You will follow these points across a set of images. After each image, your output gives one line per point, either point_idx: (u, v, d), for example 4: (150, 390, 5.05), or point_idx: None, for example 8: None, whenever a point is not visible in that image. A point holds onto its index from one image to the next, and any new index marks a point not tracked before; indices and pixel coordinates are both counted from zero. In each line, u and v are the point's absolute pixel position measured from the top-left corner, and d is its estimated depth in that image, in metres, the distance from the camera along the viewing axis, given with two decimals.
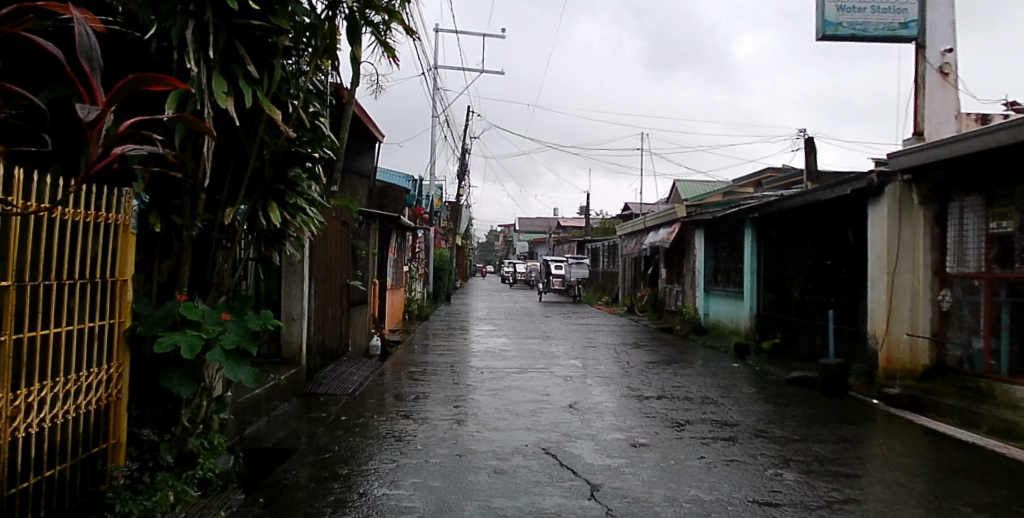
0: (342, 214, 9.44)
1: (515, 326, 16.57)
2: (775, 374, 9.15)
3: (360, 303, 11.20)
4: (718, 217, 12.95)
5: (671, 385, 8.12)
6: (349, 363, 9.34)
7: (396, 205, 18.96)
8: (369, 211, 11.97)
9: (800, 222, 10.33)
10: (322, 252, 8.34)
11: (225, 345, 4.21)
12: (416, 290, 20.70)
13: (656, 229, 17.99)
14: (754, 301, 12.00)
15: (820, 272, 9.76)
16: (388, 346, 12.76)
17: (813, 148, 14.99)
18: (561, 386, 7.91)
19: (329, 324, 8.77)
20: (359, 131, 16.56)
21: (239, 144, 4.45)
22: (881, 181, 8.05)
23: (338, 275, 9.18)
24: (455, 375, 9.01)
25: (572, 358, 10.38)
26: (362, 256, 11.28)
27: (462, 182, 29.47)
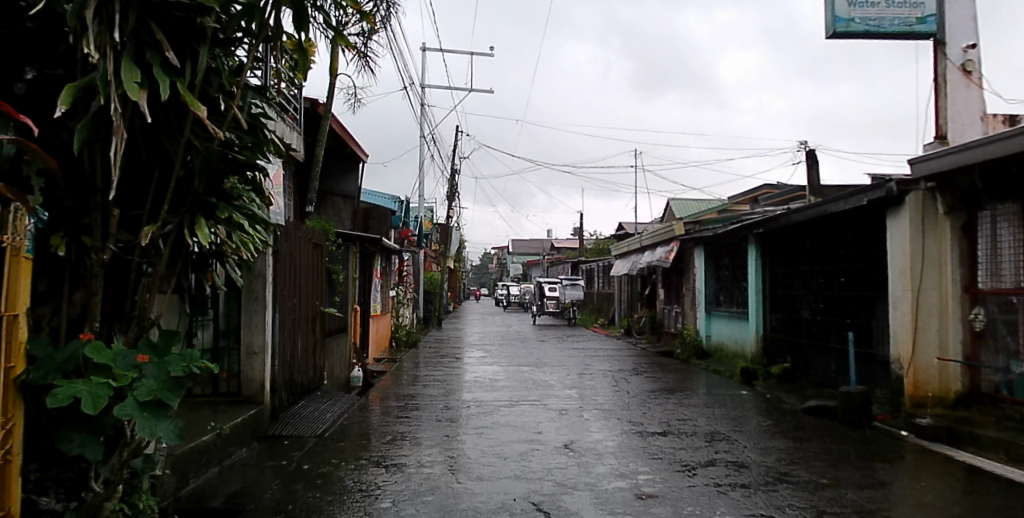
0: (313, 236, 8.69)
1: (507, 352, 15.78)
2: (789, 403, 8.38)
3: (338, 332, 10.40)
4: (718, 234, 12.28)
5: (678, 418, 7.33)
6: (324, 399, 8.51)
7: (381, 227, 18.32)
8: (347, 234, 11.24)
9: (809, 237, 9.65)
10: (289, 277, 7.57)
11: (139, 396, 3.40)
12: (405, 315, 19.91)
13: (653, 248, 17.32)
14: (761, 323, 11.27)
15: (834, 290, 9.05)
16: (372, 377, 11.94)
17: (815, 161, 14.41)
18: (555, 422, 7.12)
19: (300, 356, 7.96)
20: (341, 150, 15.90)
21: (163, 149, 3.75)
22: (902, 190, 7.37)
23: (310, 302, 8.41)
24: (439, 410, 8.20)
25: (568, 388, 9.59)
26: (340, 281, 10.52)
27: (452, 204, 28.85)
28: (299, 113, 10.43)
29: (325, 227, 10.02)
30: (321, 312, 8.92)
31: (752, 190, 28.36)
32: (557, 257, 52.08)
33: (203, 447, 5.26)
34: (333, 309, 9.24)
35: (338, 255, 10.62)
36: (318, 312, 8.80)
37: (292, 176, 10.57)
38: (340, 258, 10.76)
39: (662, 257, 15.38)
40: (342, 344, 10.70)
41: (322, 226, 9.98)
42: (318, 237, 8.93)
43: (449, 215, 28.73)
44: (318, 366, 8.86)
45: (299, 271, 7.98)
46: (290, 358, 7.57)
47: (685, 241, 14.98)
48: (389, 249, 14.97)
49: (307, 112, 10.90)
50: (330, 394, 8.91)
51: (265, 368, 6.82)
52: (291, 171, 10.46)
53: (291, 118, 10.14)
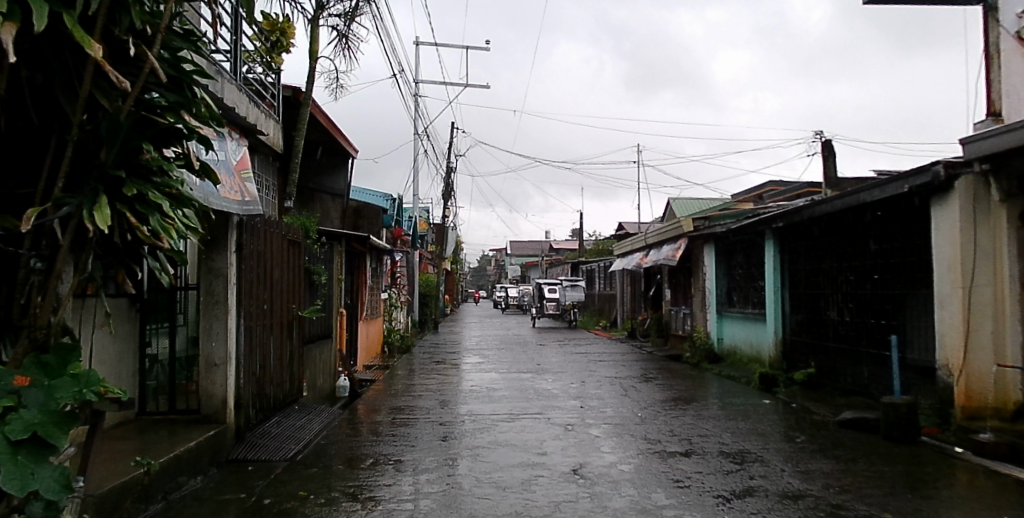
0: (289, 232, 7.83)
1: (506, 357, 14.91)
2: (821, 415, 7.51)
3: (320, 340, 9.51)
4: (731, 229, 11.46)
5: (699, 435, 6.46)
6: (302, 413, 7.63)
7: (372, 226, 17.45)
8: (331, 231, 10.42)
9: (835, 231, 8.82)
10: (257, 278, 6.71)
11: (12, 435, 2.50)
12: (398, 319, 19.03)
13: (657, 247, 16.49)
14: (780, 325, 10.41)
15: (866, 289, 8.23)
16: (359, 386, 11.05)
17: (831, 153, 13.61)
18: (561, 440, 6.25)
19: (274, 366, 7.09)
20: (328, 144, 15.06)
21: (58, 108, 2.91)
22: (949, 174, 6.50)
23: (286, 305, 7.57)
24: (430, 426, 7.33)
25: (572, 398, 8.72)
26: (323, 284, 9.66)
27: (448, 203, 27.97)
28: (277, 101, 9.77)
29: (305, 223, 9.21)
30: (298, 317, 8.04)
31: (756, 187, 27.60)
32: (556, 258, 51.27)
33: (140, 480, 4.38)
34: (314, 313, 8.36)
35: (321, 255, 9.77)
36: (295, 317, 7.93)
37: (269, 169, 9.86)
38: (323, 258, 9.90)
39: (668, 255, 14.51)
40: (325, 352, 9.79)
41: (303, 222, 9.14)
42: (295, 234, 8.08)
43: (445, 215, 27.85)
44: (297, 377, 7.98)
45: (271, 271, 7.13)
46: (261, 369, 6.70)
47: (693, 238, 14.15)
48: (379, 248, 14.10)
49: (287, 100, 10.14)
50: (311, 408, 8.02)
51: (231, 383, 5.99)
52: (267, 163, 9.74)
53: (268, 106, 9.44)
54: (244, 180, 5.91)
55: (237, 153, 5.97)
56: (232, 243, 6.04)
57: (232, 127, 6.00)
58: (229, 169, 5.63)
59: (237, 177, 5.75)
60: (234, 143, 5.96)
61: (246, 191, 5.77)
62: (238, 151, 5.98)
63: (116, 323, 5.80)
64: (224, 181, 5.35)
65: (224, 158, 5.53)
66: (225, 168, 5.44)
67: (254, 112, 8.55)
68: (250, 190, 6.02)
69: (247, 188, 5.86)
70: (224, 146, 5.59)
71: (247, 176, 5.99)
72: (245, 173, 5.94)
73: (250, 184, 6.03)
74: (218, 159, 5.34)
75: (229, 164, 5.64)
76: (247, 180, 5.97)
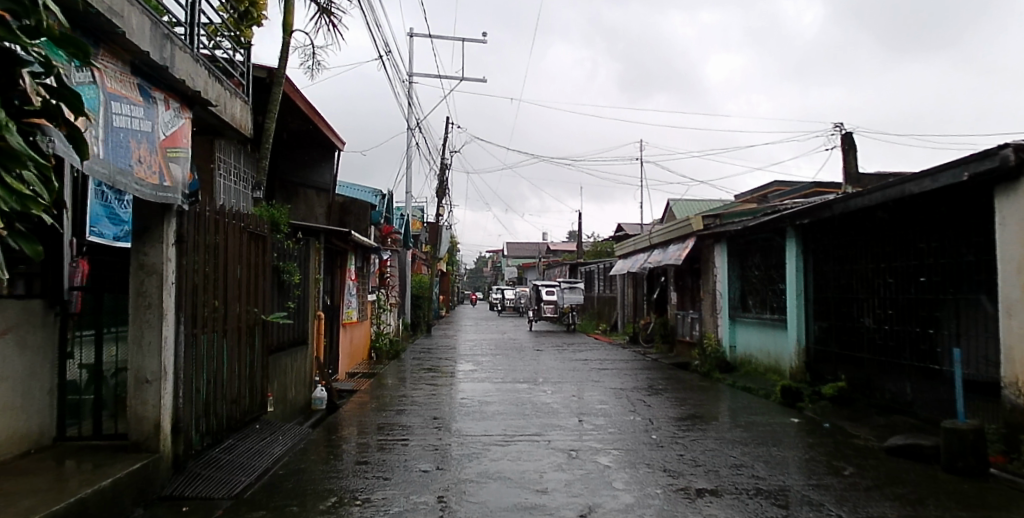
0: (251, 225, 6.81)
1: (502, 364, 13.94)
2: (864, 440, 6.49)
3: (291, 347, 8.47)
4: (747, 227, 10.49)
5: (728, 466, 5.45)
6: (264, 434, 6.62)
7: (359, 224, 16.47)
8: (306, 225, 9.41)
9: (872, 228, 7.85)
10: (205, 278, 5.68)
11: None
12: (387, 323, 17.96)
13: (662, 247, 15.52)
14: (804, 332, 9.40)
15: (910, 293, 7.26)
16: (338, 398, 10.06)
17: (852, 146, 12.66)
18: (564, 473, 5.23)
19: (227, 382, 6.06)
20: (311, 134, 14.06)
21: None
22: (1021, 159, 5.51)
23: (246, 309, 6.55)
24: (411, 450, 6.32)
25: (575, 415, 7.69)
26: (296, 284, 8.66)
27: (441, 202, 26.93)
28: (246, 80, 8.83)
29: (276, 217, 8.19)
30: (262, 322, 7.02)
31: (761, 187, 26.65)
32: (553, 260, 50.34)
33: None
34: (280, 317, 7.33)
35: (295, 253, 8.75)
36: (257, 322, 6.90)
37: (230, 152, 9.25)
38: (297, 255, 8.87)
39: (675, 255, 13.51)
40: (297, 361, 8.75)
41: (272, 214, 8.11)
42: (259, 227, 7.07)
43: (439, 213, 26.78)
44: (259, 392, 6.94)
45: (226, 269, 6.10)
46: (210, 387, 5.67)
47: (702, 238, 13.15)
48: (365, 246, 13.05)
49: (259, 81, 9.19)
50: (275, 428, 6.96)
51: (167, 405, 4.97)
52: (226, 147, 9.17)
53: (235, 85, 8.51)
54: (170, 159, 4.96)
55: (171, 126, 5.03)
56: (169, 235, 5.02)
57: (171, 95, 5.05)
58: (152, 143, 4.70)
59: (160, 154, 4.81)
60: (170, 114, 5.02)
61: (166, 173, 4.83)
62: (172, 124, 5.05)
63: (27, 331, 4.78)
64: (138, 158, 4.43)
65: (148, 130, 4.61)
66: (145, 142, 4.53)
67: (216, 89, 7.61)
68: (175, 172, 5.06)
69: (171, 169, 4.92)
70: (150, 115, 4.67)
71: (177, 156, 5.06)
72: (174, 151, 5.00)
73: (177, 164, 5.07)
74: (136, 129, 4.42)
75: (154, 136, 4.71)
76: (175, 160, 5.02)
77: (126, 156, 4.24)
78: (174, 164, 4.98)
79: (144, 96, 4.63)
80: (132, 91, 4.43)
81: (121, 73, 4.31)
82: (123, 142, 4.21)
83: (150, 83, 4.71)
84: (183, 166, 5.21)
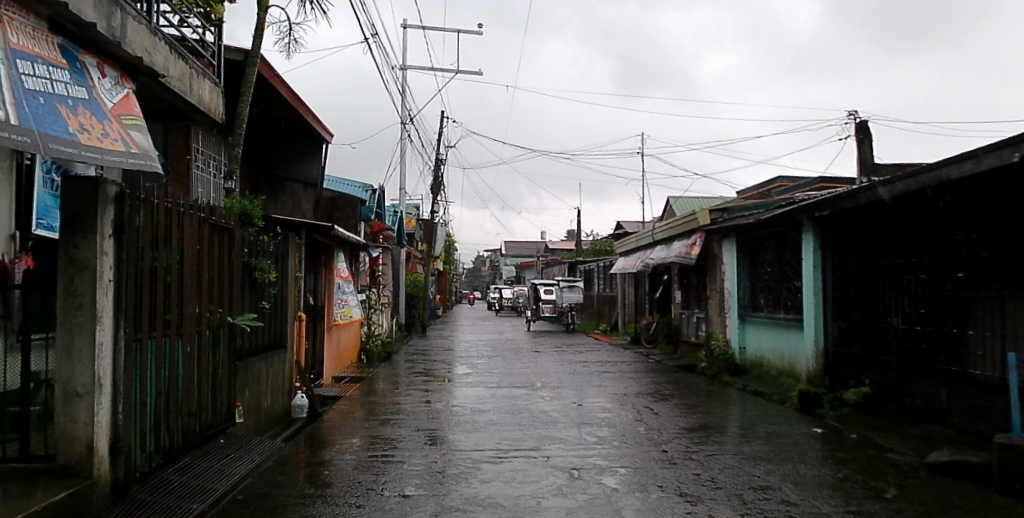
0: (215, 215, 6.12)
1: (498, 366, 13.26)
2: (899, 455, 5.81)
3: (264, 351, 7.79)
4: (759, 221, 9.80)
5: (753, 488, 4.77)
6: (229, 449, 5.93)
7: (349, 220, 15.76)
8: (285, 219, 8.73)
9: (901, 219, 7.17)
10: (153, 274, 4.98)
11: None
12: (379, 323, 17.24)
13: (665, 243, 14.86)
14: (822, 333, 8.71)
15: (945, 290, 6.58)
16: (322, 405, 9.37)
17: (867, 136, 12.00)
18: (565, 497, 4.54)
19: (182, 392, 5.36)
20: (297, 125, 13.37)
21: None
22: None
23: (207, 309, 5.85)
24: (393, 468, 5.62)
25: (577, 426, 7.01)
26: (271, 283, 7.96)
27: (437, 198, 26.20)
28: (217, 62, 8.15)
29: (249, 209, 7.50)
30: (227, 324, 6.33)
31: (765, 183, 26.04)
32: (552, 259, 49.66)
33: None
34: (250, 319, 6.65)
35: (271, 249, 8.08)
36: (222, 324, 6.21)
37: (205, 140, 9.66)
38: (274, 252, 8.18)
39: (680, 252, 12.83)
40: (273, 366, 8.08)
41: (244, 206, 7.42)
42: (225, 220, 6.38)
43: (434, 210, 26.06)
44: (224, 401, 6.25)
45: (181, 263, 5.41)
46: (160, 399, 4.97)
47: (709, 232, 12.47)
48: (354, 243, 12.37)
49: (232, 64, 8.51)
50: (243, 442, 6.27)
51: (104, 422, 4.27)
52: (201, 134, 9.60)
53: (204, 67, 7.84)
54: (128, 127, 4.24)
55: (117, 94, 4.35)
56: (106, 224, 4.32)
57: (107, 61, 4.39)
58: (98, 110, 4.02)
59: (114, 121, 4.10)
60: (111, 82, 4.36)
61: (130, 141, 4.16)
62: (117, 91, 4.39)
63: None
64: (77, 125, 3.69)
65: (86, 96, 3.95)
66: (81, 107, 3.82)
67: (180, 68, 6.98)
68: (139, 140, 4.30)
69: (133, 136, 4.25)
70: (82, 81, 4.00)
71: (136, 123, 4.37)
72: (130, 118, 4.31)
73: (140, 133, 4.37)
74: (64, 94, 3.74)
75: (96, 103, 4.03)
76: (135, 126, 4.33)
77: (64, 123, 3.58)
78: (135, 130, 4.30)
79: (69, 59, 3.97)
80: (52, 52, 3.78)
81: (33, 31, 3.67)
82: (49, 107, 3.54)
83: (74, 46, 4.08)
84: (145, 137, 4.53)
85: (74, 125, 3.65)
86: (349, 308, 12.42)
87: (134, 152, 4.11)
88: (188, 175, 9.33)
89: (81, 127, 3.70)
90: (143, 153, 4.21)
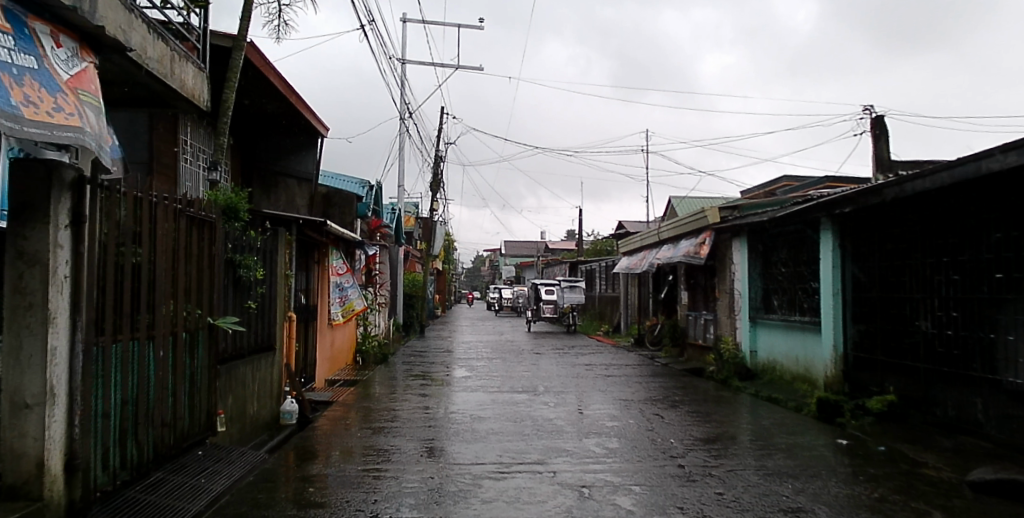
0: (194, 207, 5.65)
1: (498, 369, 12.79)
2: (936, 471, 5.33)
3: (249, 354, 7.33)
4: (773, 218, 9.33)
5: (783, 511, 4.29)
6: (205, 462, 5.46)
7: (345, 217, 15.28)
8: (274, 213, 8.28)
9: (931, 216, 6.69)
10: (119, 271, 4.51)
11: None
12: (376, 324, 16.76)
13: (671, 242, 14.40)
14: (841, 337, 8.21)
15: (981, 292, 6.10)
16: (312, 410, 8.89)
17: (883, 131, 11.53)
18: None
19: (152, 400, 4.89)
20: (291, 117, 12.89)
21: None
22: None
23: (183, 310, 5.38)
24: (385, 484, 5.14)
25: (584, 436, 6.52)
26: (257, 282, 7.49)
27: (436, 196, 25.72)
28: (202, 45, 7.69)
29: (234, 202, 7.04)
30: (207, 325, 5.87)
31: (770, 183, 25.58)
32: (553, 259, 49.20)
33: None
34: (232, 320, 6.18)
35: (258, 246, 7.61)
36: (200, 325, 5.75)
37: (192, 130, 9.24)
38: (261, 248, 7.71)
39: (688, 251, 12.34)
40: (259, 370, 7.62)
41: (228, 199, 6.95)
42: (206, 213, 5.91)
43: (433, 209, 25.58)
44: (201, 410, 5.79)
45: (153, 260, 4.93)
46: (126, 408, 4.49)
47: (718, 231, 12.00)
48: (349, 241, 11.90)
49: (219, 49, 8.05)
50: (221, 454, 5.79)
51: (57, 436, 3.78)
52: (189, 124, 9.18)
53: (187, 50, 7.38)
54: (83, 102, 3.78)
55: (72, 67, 3.90)
56: (61, 214, 3.86)
57: (62, 31, 3.93)
58: (49, 82, 3.54)
59: (69, 96, 3.64)
60: (65, 54, 3.89)
61: (86, 117, 3.69)
62: (72, 64, 3.92)
63: None
64: (23, 97, 3.20)
65: (34, 65, 3.47)
66: (28, 78, 3.34)
67: (159, 50, 6.50)
68: (93, 118, 3.84)
69: (89, 113, 3.77)
70: (31, 49, 3.52)
71: (92, 100, 3.90)
72: (87, 93, 3.86)
73: (96, 111, 3.91)
74: (7, 61, 3.25)
75: (47, 73, 3.56)
76: (92, 104, 3.87)
77: (7, 93, 3.09)
78: (92, 108, 3.83)
79: (15, 24, 3.50)
80: None
81: None
82: None
83: (22, 10, 3.60)
84: (103, 116, 4.07)
85: (18, 97, 3.16)
86: (352, 303, 12.00)
87: (89, 129, 3.64)
88: (175, 166, 8.90)
89: (26, 99, 3.21)
90: (96, 131, 3.76)
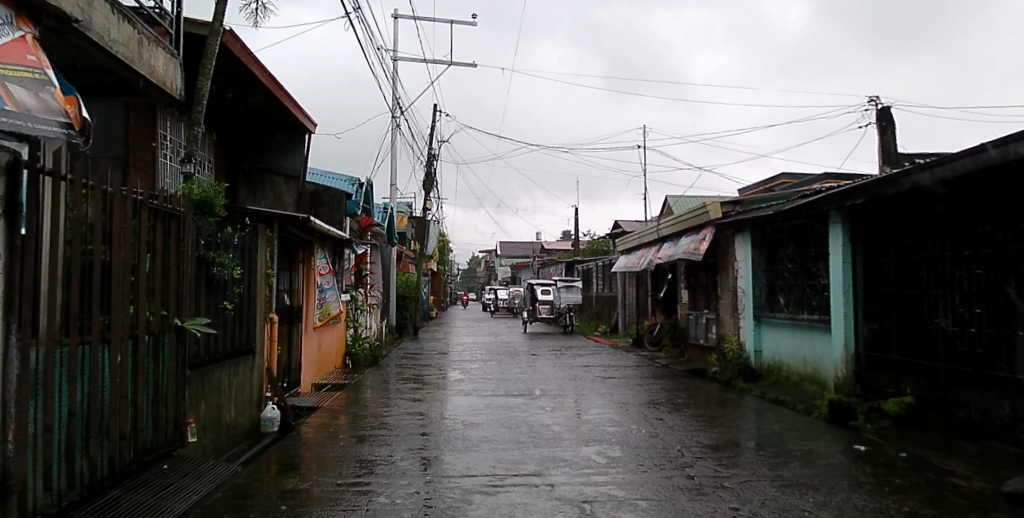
0: (157, 199, 5.19)
1: (493, 371, 12.34)
2: (966, 481, 4.90)
3: (224, 357, 6.87)
4: (778, 212, 8.91)
5: None
6: (171, 476, 5.01)
7: (334, 216, 14.82)
8: (254, 209, 7.84)
9: (949, 206, 6.26)
10: (66, 267, 4.06)
11: None
12: (367, 326, 16.31)
13: (671, 239, 13.99)
14: (853, 335, 7.78)
15: (1006, 286, 5.65)
16: (295, 417, 8.43)
17: (890, 122, 11.15)
18: None
19: (106, 411, 4.44)
20: (276, 111, 12.43)
21: None
22: None
23: (144, 311, 4.93)
24: (365, 500, 4.69)
25: (583, 444, 6.08)
26: (233, 282, 7.03)
27: (429, 195, 25.26)
28: (174, 30, 7.22)
29: (208, 196, 6.57)
30: (173, 327, 5.42)
31: (769, 179, 25.20)
32: (549, 259, 48.78)
33: None
34: (202, 322, 5.73)
35: (235, 243, 7.15)
36: (165, 327, 5.30)
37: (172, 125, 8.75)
38: (238, 246, 7.25)
39: (689, 248, 11.90)
40: (235, 375, 7.17)
41: (202, 193, 6.49)
42: (174, 206, 5.46)
43: (427, 208, 25.14)
44: (168, 419, 5.34)
45: (106, 255, 4.48)
46: (75, 420, 4.05)
47: (720, 227, 11.57)
48: (336, 239, 11.44)
49: (194, 35, 7.60)
50: (189, 467, 5.33)
51: None
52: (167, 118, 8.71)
53: (158, 35, 6.92)
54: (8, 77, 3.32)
55: None
56: None
57: None
58: None
59: None
60: None
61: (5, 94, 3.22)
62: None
63: None
64: None
65: None
66: None
67: (125, 32, 6.03)
68: (26, 98, 3.36)
69: (14, 90, 3.31)
70: None
71: (24, 74, 3.45)
72: (14, 67, 3.42)
73: (29, 87, 3.43)
74: None
75: None
76: (22, 79, 3.39)
77: None
78: (19, 84, 3.37)
79: None
80: None
81: None
82: None
83: None
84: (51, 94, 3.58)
85: None
86: (331, 306, 11.56)
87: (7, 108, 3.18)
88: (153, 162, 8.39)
89: None
90: (23, 113, 3.28)
